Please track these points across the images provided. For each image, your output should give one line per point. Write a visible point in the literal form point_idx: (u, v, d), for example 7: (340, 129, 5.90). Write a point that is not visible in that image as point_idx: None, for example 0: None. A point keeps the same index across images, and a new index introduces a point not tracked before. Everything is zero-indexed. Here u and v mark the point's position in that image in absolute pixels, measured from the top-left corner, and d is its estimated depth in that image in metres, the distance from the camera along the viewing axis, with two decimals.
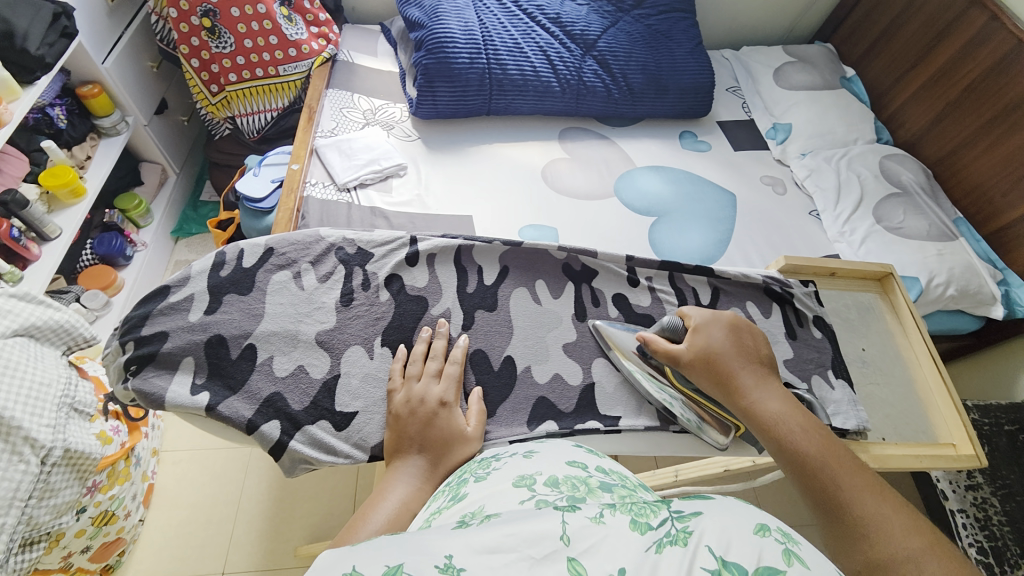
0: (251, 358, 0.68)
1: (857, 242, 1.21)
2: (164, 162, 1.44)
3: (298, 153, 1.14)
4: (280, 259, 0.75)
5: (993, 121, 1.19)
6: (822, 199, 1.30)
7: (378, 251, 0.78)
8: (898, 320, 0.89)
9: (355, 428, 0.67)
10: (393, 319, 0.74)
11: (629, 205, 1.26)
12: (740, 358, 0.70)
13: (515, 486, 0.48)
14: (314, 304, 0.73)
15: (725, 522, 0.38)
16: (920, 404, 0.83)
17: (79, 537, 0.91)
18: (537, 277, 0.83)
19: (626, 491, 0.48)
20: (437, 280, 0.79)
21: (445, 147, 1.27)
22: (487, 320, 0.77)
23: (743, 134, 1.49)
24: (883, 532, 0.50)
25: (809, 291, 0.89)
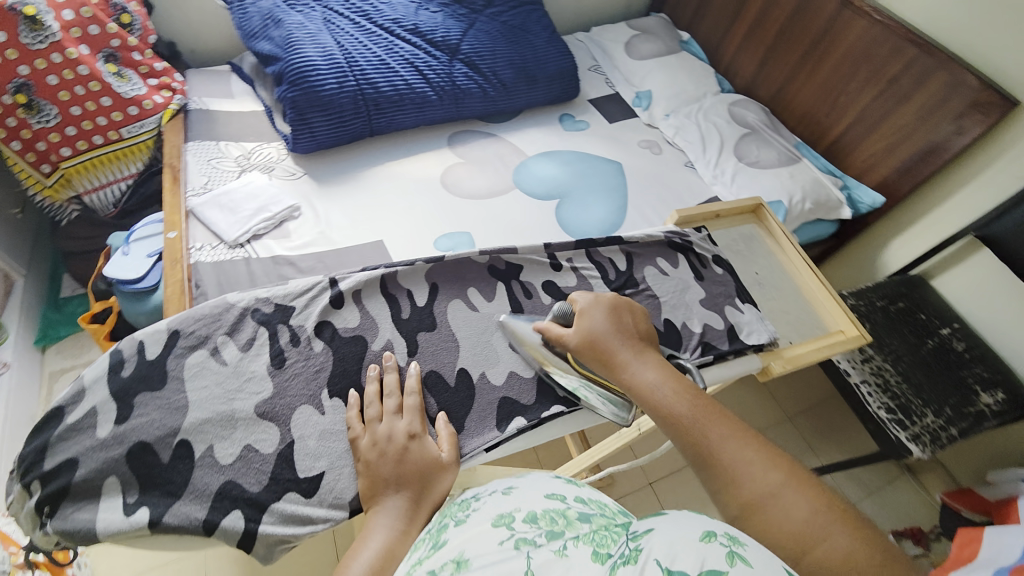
0: (186, 455, 0.61)
1: (729, 181, 1.38)
2: (6, 267, 1.23)
3: (171, 219, 1.02)
4: (189, 339, 0.68)
5: (803, 59, 1.41)
6: (692, 150, 1.47)
7: (299, 303, 0.74)
8: (776, 241, 1.04)
9: (326, 490, 0.63)
10: (336, 367, 0.71)
11: (530, 192, 1.31)
12: (619, 337, 0.71)
13: (495, 526, 0.52)
14: (243, 377, 0.67)
15: (674, 537, 0.45)
16: (811, 306, 0.97)
17: None
18: (468, 286, 0.84)
19: (603, 519, 0.54)
20: (370, 315, 0.77)
21: (336, 177, 1.22)
22: (432, 339, 0.77)
23: (614, 107, 1.62)
24: (752, 476, 0.54)
25: (703, 236, 1.00)
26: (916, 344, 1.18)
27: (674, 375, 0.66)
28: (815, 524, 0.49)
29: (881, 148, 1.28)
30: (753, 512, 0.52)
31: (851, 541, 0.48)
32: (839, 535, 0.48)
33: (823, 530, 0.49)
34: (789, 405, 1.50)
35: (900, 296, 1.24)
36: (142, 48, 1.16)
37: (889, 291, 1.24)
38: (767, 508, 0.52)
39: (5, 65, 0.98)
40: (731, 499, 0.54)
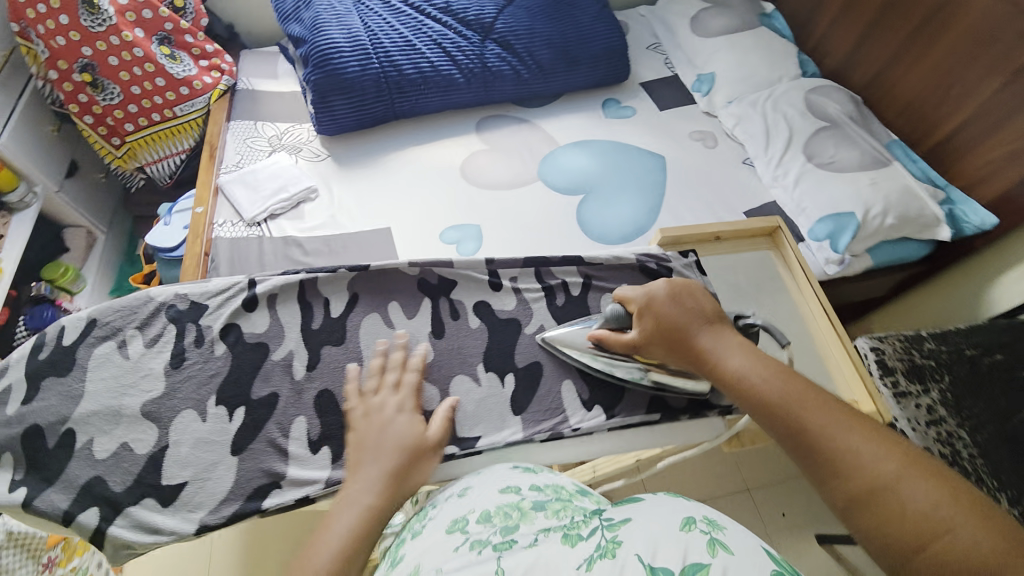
0: (69, 444, 0.60)
1: (791, 185, 1.18)
2: (89, 224, 1.40)
3: (201, 195, 1.09)
4: (103, 329, 0.65)
5: (911, 38, 1.14)
6: (753, 144, 1.27)
7: (213, 303, 0.69)
8: (790, 275, 0.85)
9: (183, 502, 0.59)
10: (230, 374, 0.66)
11: (553, 185, 1.22)
12: (696, 320, 0.66)
13: (449, 534, 0.49)
14: (139, 373, 0.64)
15: (651, 527, 0.43)
16: (820, 363, 0.78)
17: None
18: (390, 299, 0.75)
19: (559, 504, 0.51)
20: (279, 321, 0.70)
21: (358, 160, 1.23)
22: (336, 355, 0.69)
23: (665, 93, 1.44)
24: (856, 460, 0.50)
25: (689, 262, 0.84)
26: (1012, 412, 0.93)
27: (763, 356, 0.62)
28: (943, 514, 0.45)
29: (1001, 154, 1.03)
30: (867, 499, 0.48)
31: (985, 536, 0.43)
32: (969, 526, 0.44)
33: (952, 521, 0.44)
34: None
35: (1001, 347, 0.98)
36: (194, 31, 1.26)
37: (988, 339, 0.99)
38: (885, 495, 0.48)
39: (71, 47, 1.11)
40: (836, 490, 0.51)
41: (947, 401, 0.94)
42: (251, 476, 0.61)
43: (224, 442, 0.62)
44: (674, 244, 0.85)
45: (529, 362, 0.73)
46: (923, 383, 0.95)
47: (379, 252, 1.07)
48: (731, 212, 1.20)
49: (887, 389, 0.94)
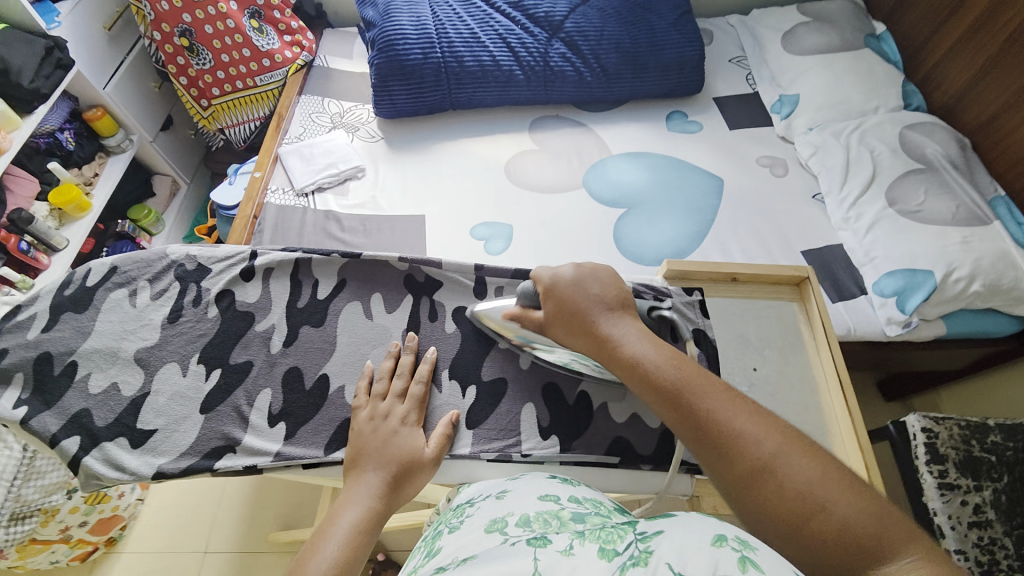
0: (70, 374, 0.65)
1: (863, 230, 1.05)
2: (175, 175, 1.59)
3: (262, 160, 1.18)
4: (121, 277, 0.71)
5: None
6: (827, 179, 1.14)
7: (215, 267, 0.72)
8: (812, 335, 0.76)
9: (150, 447, 0.62)
10: (216, 336, 0.69)
11: (596, 196, 1.17)
12: (592, 298, 0.60)
13: (487, 534, 0.42)
14: (140, 322, 0.68)
15: (684, 539, 0.35)
16: (824, 438, 0.69)
17: (73, 513, 1.00)
18: (375, 290, 0.75)
19: (600, 519, 0.43)
20: (269, 294, 0.72)
21: (410, 145, 1.26)
22: (312, 336, 0.70)
23: (739, 112, 1.33)
24: (742, 441, 0.46)
25: (692, 300, 0.77)
26: None
27: (657, 337, 0.56)
28: (820, 492, 0.43)
29: None
30: (755, 484, 0.44)
31: (858, 513, 0.41)
32: (845, 504, 0.42)
33: (831, 499, 0.42)
34: None
35: None
36: (283, 7, 1.34)
37: None
38: (767, 477, 0.44)
39: (174, 12, 1.23)
40: (725, 472, 0.46)
41: (1000, 505, 0.81)
42: (210, 437, 0.63)
43: (196, 399, 0.65)
44: (681, 281, 0.79)
45: (495, 378, 0.70)
46: (978, 480, 0.83)
47: (411, 239, 1.09)
48: (787, 250, 1.09)
49: (932, 478, 0.83)
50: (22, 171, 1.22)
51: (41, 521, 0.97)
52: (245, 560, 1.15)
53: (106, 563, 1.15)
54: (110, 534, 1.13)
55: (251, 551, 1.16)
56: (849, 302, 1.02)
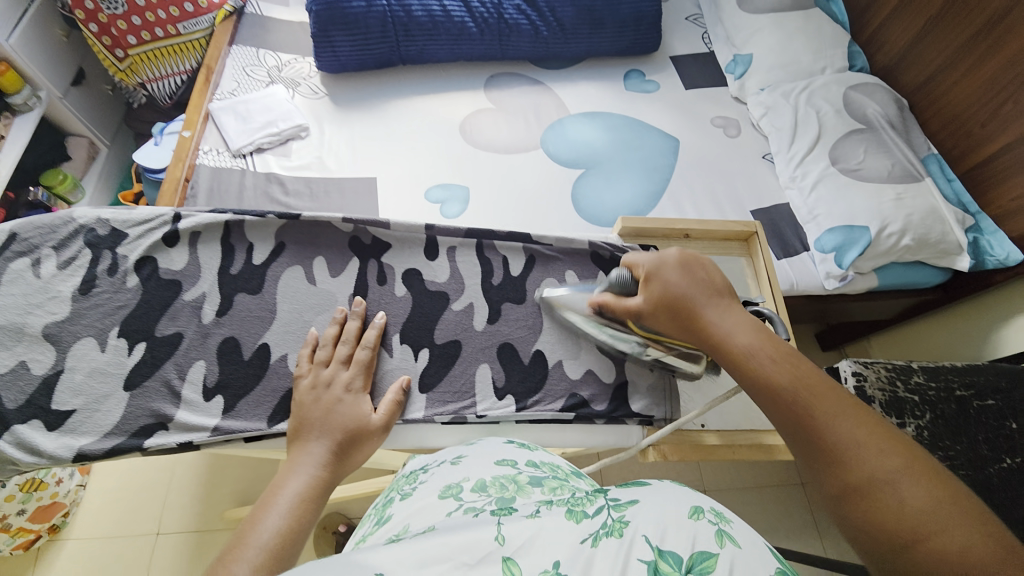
0: None
1: (807, 188, 1.08)
2: (92, 136, 1.43)
3: (190, 118, 1.07)
4: (20, 245, 0.63)
5: (969, 43, 1.05)
6: (777, 139, 1.16)
7: (133, 232, 0.66)
8: (757, 287, 0.79)
9: (70, 428, 0.57)
10: (139, 308, 0.63)
11: (554, 156, 1.15)
12: (699, 293, 0.58)
13: (440, 500, 0.43)
14: (48, 294, 0.62)
15: (661, 507, 0.35)
16: None
17: (9, 502, 0.93)
18: (317, 254, 0.71)
19: (557, 483, 0.45)
20: (197, 260, 0.67)
21: (358, 102, 1.18)
22: (248, 304, 0.66)
23: (694, 71, 1.32)
24: (856, 451, 0.45)
25: None
26: (987, 459, 0.89)
27: (771, 333, 0.54)
28: (938, 516, 0.40)
29: None
30: (861, 495, 0.43)
31: (982, 543, 0.38)
32: (965, 530, 0.39)
33: (948, 525, 0.39)
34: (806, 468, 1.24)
35: (994, 392, 0.94)
36: None
37: (983, 382, 0.94)
38: (878, 489, 0.43)
39: None
40: (831, 478, 0.46)
41: (922, 439, 0.90)
42: (138, 415, 0.59)
43: (119, 375, 0.60)
44: (636, 238, 0.81)
45: (448, 341, 0.69)
46: (901, 417, 0.91)
47: (362, 203, 1.04)
48: (737, 208, 1.12)
49: None
50: None
51: None
52: (200, 538, 1.11)
53: (52, 551, 1.09)
54: (53, 521, 1.07)
55: (206, 529, 1.13)
56: (793, 258, 1.07)
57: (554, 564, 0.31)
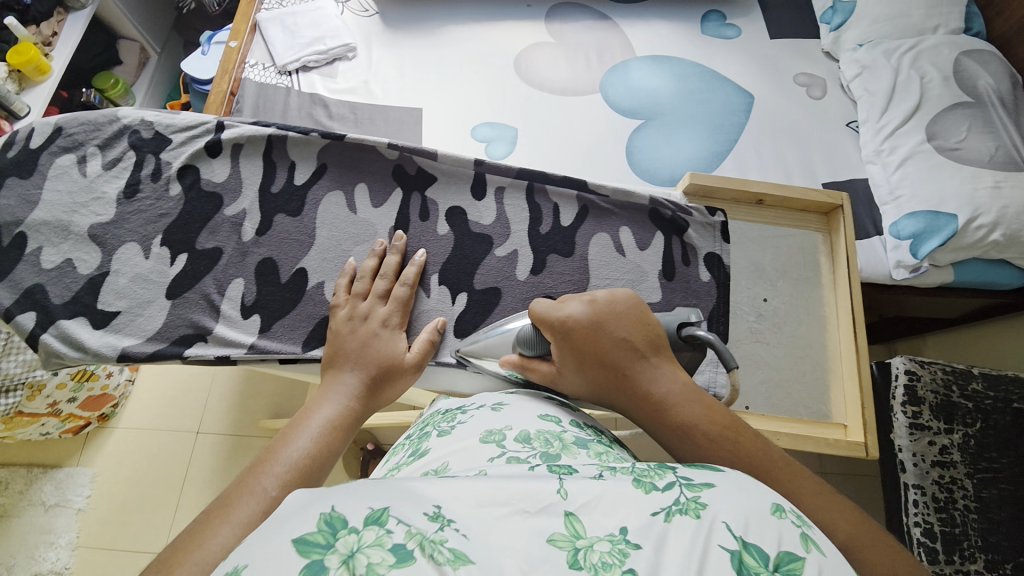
0: (20, 247, 0.60)
1: (893, 165, 0.97)
2: (144, 41, 1.42)
3: (237, 28, 1.03)
4: (66, 141, 0.63)
5: None
6: (867, 105, 1.03)
7: (176, 138, 0.65)
8: (831, 266, 0.74)
9: (114, 328, 0.60)
10: (180, 218, 0.63)
11: (614, 103, 1.06)
12: (619, 349, 0.53)
13: (482, 444, 0.42)
14: (92, 195, 0.62)
15: (741, 498, 0.34)
16: (823, 374, 0.72)
17: (61, 389, 1.01)
18: (360, 180, 0.68)
19: (602, 449, 0.45)
20: (239, 175, 0.66)
21: (409, 25, 1.11)
22: (287, 226, 0.65)
23: (783, 17, 1.16)
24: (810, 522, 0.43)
25: (713, 221, 0.72)
26: None
27: (706, 396, 0.51)
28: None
29: None
30: None
31: None
32: None
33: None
34: (829, 459, 1.18)
35: None
36: None
37: None
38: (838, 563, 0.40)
39: None
40: None
41: (967, 448, 0.86)
42: (178, 324, 0.61)
43: (161, 283, 0.61)
44: (702, 200, 0.75)
45: (488, 288, 0.67)
46: (950, 423, 0.86)
47: (406, 134, 0.99)
48: (807, 178, 1.01)
49: (904, 418, 0.87)
50: None
51: (26, 395, 0.97)
52: (234, 442, 1.20)
53: (101, 436, 1.20)
54: (103, 410, 1.17)
55: (242, 434, 1.20)
56: (861, 241, 0.98)
57: (622, 530, 0.31)
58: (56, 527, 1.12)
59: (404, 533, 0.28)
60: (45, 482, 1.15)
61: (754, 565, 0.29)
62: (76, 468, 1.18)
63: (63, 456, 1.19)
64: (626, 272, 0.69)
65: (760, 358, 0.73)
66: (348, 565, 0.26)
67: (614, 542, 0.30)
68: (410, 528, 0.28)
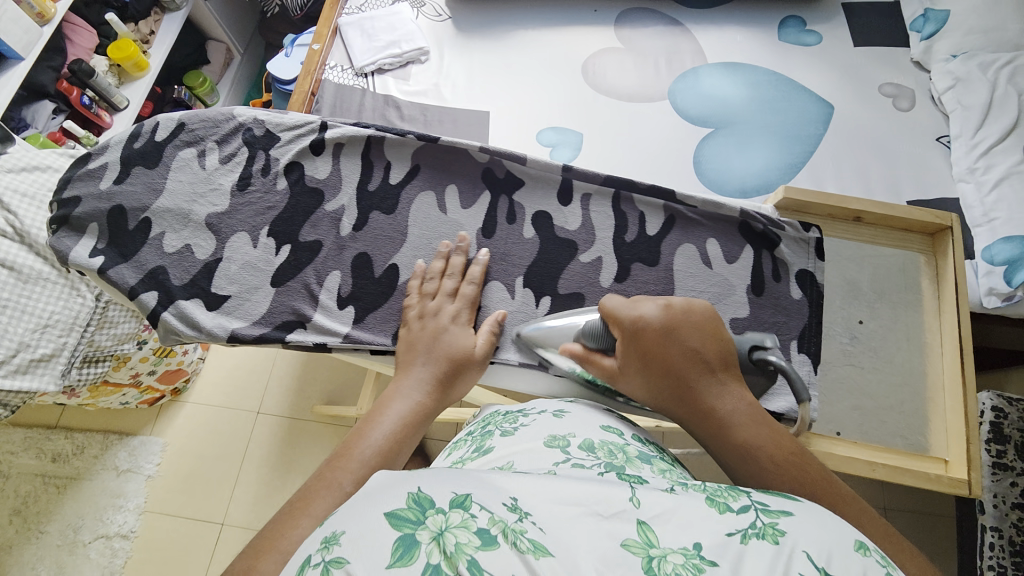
0: (145, 231, 0.66)
1: (987, 185, 0.90)
2: (229, 42, 1.51)
3: (321, 32, 1.08)
4: (189, 135, 0.69)
5: None
6: (959, 120, 0.96)
7: (284, 136, 0.69)
8: (935, 292, 0.71)
9: (225, 310, 0.64)
10: (286, 210, 0.68)
11: (682, 110, 1.04)
12: (687, 360, 0.53)
13: (547, 447, 0.43)
14: (210, 186, 0.67)
15: (823, 528, 0.32)
16: (921, 406, 0.68)
17: (144, 362, 1.07)
18: (450, 181, 0.71)
19: (665, 465, 0.44)
20: (339, 173, 0.69)
21: (480, 30, 1.13)
22: (382, 223, 0.68)
23: (870, 24, 1.10)
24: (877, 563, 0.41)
25: (806, 237, 0.70)
26: None
27: (772, 419, 0.51)
28: None
29: None
30: None
31: None
32: None
33: None
34: (891, 494, 1.11)
35: None
36: None
37: None
38: None
39: None
40: None
41: None
42: (281, 310, 0.65)
43: (268, 271, 0.66)
44: (794, 215, 0.73)
45: (571, 293, 0.67)
46: None
47: (473, 137, 1.02)
48: (890, 196, 0.96)
49: (987, 455, 0.82)
50: (80, 21, 1.16)
51: (113, 366, 1.02)
52: (291, 424, 1.26)
53: (173, 408, 1.29)
54: (176, 385, 1.25)
55: (298, 418, 1.27)
56: None
57: (697, 545, 0.30)
58: (126, 491, 1.21)
59: (488, 519, 0.30)
60: (120, 448, 1.24)
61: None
62: (149, 436, 1.26)
63: (139, 424, 1.28)
64: (711, 285, 0.68)
65: (852, 380, 0.70)
66: (439, 542, 0.28)
67: (688, 557, 0.29)
68: (492, 515, 0.30)
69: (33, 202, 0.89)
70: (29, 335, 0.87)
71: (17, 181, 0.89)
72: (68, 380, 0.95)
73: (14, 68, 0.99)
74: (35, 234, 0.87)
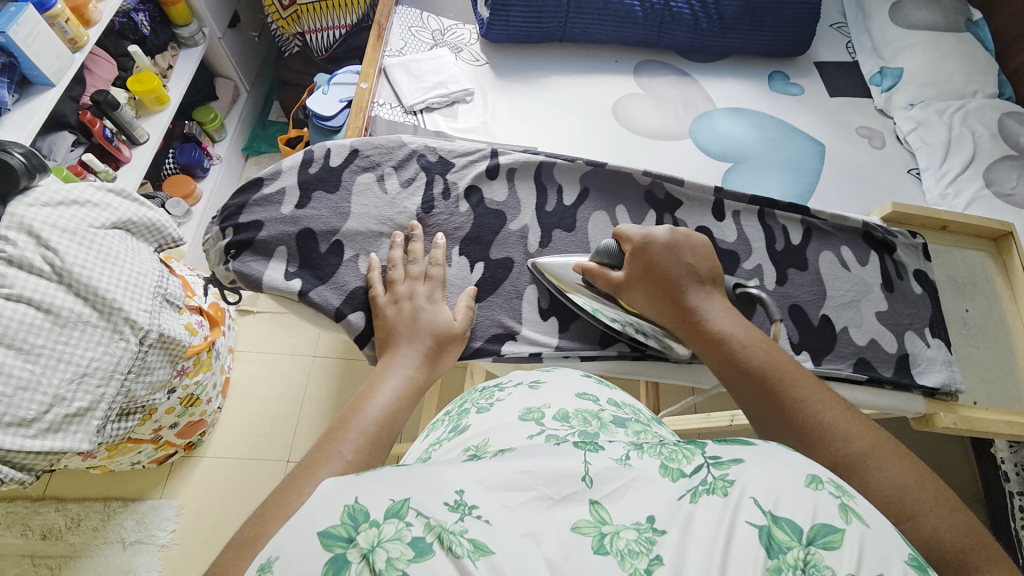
0: (338, 253, 0.69)
1: (960, 208, 1.10)
2: (237, 80, 1.48)
3: (366, 71, 1.12)
4: (365, 161, 0.74)
5: None
6: (926, 155, 1.17)
7: (460, 162, 0.76)
8: (1009, 284, 0.85)
9: None
10: (471, 231, 0.73)
11: (704, 146, 1.18)
12: (683, 271, 0.64)
13: (522, 421, 0.47)
14: (396, 208, 0.72)
15: (772, 473, 0.37)
16: (1019, 375, 0.80)
17: (169, 414, 1.01)
18: (618, 202, 0.79)
19: (639, 426, 0.49)
20: (516, 195, 0.76)
21: (516, 74, 1.22)
22: (565, 240, 0.75)
23: (840, 77, 1.32)
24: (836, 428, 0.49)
25: (914, 243, 0.83)
26: None
27: (745, 321, 0.61)
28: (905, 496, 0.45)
29: None
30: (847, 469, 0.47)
31: (949, 526, 0.43)
32: (936, 515, 0.44)
33: (920, 505, 0.44)
34: None
35: None
36: None
37: None
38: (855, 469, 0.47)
39: None
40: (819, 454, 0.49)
41: None
42: (489, 325, 0.70)
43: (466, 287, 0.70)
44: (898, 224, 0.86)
45: None
46: None
47: None
48: None
49: None
50: (101, 52, 1.13)
51: (139, 420, 0.95)
52: None
53: (186, 465, 1.16)
54: (191, 439, 1.14)
55: None
56: None
57: (649, 519, 0.34)
58: (136, 566, 1.06)
59: (424, 526, 0.33)
60: (127, 516, 1.10)
61: (785, 540, 0.33)
62: (160, 500, 1.12)
63: (146, 487, 1.14)
64: (852, 285, 0.78)
65: (971, 359, 0.81)
66: (369, 559, 0.31)
67: (642, 531, 0.33)
68: (429, 521, 0.33)
69: (76, 238, 0.81)
70: (64, 387, 0.78)
71: (55, 216, 0.81)
72: (102, 437, 0.86)
73: (43, 94, 0.92)
74: (77, 273, 0.79)
